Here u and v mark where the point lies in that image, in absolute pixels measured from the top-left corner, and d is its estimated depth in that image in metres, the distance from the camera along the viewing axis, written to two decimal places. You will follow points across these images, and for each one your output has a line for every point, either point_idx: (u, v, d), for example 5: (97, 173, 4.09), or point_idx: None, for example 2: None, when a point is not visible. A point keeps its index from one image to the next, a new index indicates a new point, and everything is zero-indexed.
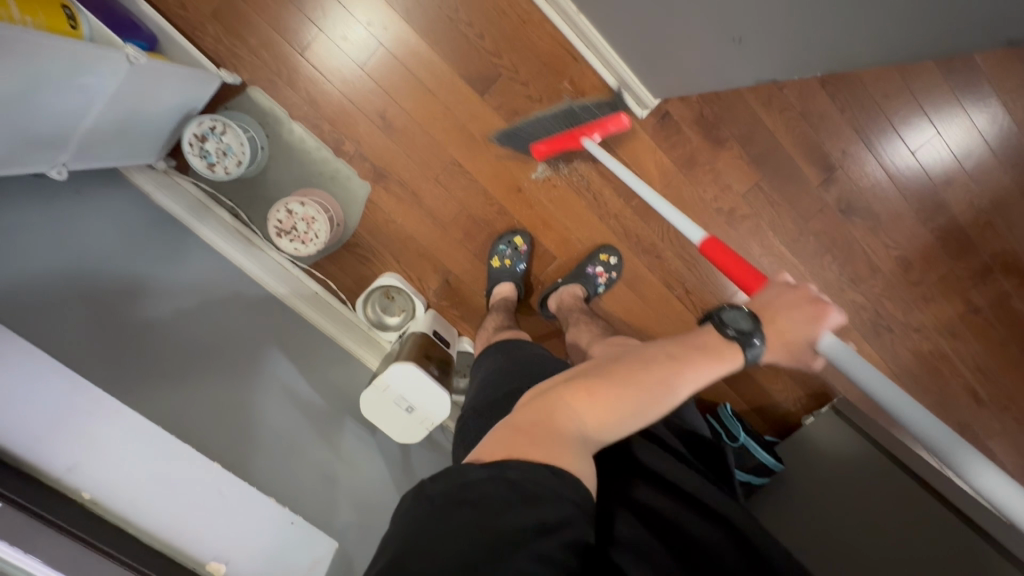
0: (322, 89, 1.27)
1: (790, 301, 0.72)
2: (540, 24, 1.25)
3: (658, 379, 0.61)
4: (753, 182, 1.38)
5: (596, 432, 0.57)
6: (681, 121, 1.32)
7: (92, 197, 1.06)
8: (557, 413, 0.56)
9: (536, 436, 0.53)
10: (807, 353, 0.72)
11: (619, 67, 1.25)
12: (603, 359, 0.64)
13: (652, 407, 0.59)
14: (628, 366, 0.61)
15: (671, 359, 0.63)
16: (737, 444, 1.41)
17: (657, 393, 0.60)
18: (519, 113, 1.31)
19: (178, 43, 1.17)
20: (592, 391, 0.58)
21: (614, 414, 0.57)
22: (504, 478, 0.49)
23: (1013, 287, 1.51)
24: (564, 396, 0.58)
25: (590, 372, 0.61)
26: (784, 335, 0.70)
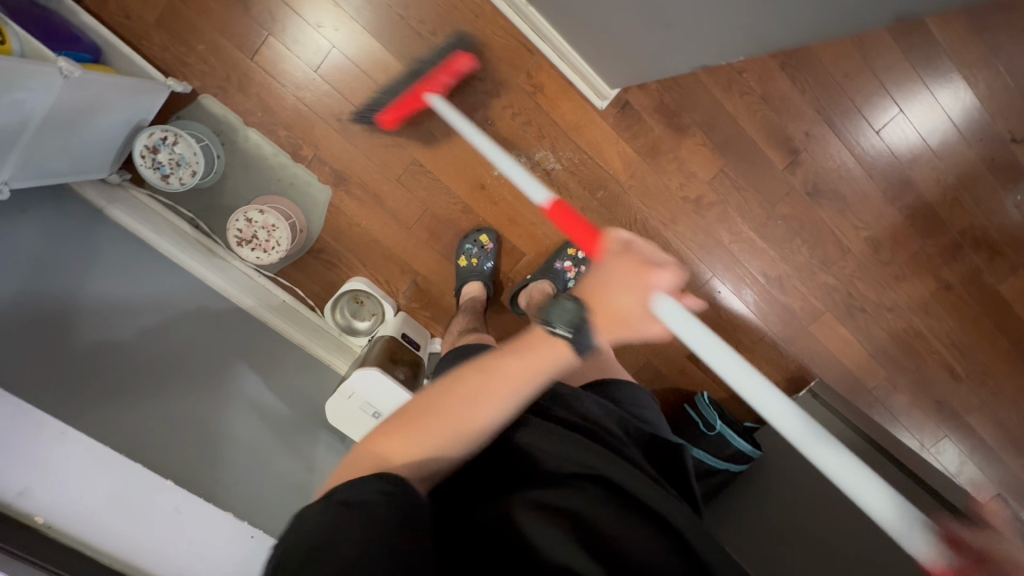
0: (275, 94, 1.25)
1: (623, 268, 0.70)
2: (493, 18, 1.23)
3: (474, 404, 0.64)
4: (717, 168, 1.37)
5: (410, 459, 0.60)
6: (641, 111, 1.31)
7: (37, 214, 1.03)
8: (380, 447, 0.60)
9: (354, 474, 0.58)
10: (647, 323, 0.68)
11: (574, 59, 1.24)
12: (429, 389, 0.66)
13: (460, 430, 0.63)
14: (442, 399, 0.64)
15: (486, 379, 0.65)
16: (714, 433, 1.41)
17: (468, 417, 0.63)
18: (478, 109, 1.29)
19: (122, 52, 1.14)
20: (408, 426, 0.61)
21: (425, 442, 0.61)
22: (332, 505, 0.51)
23: (985, 263, 1.51)
24: (377, 436, 0.62)
25: (409, 407, 0.64)
26: (614, 312, 0.67)
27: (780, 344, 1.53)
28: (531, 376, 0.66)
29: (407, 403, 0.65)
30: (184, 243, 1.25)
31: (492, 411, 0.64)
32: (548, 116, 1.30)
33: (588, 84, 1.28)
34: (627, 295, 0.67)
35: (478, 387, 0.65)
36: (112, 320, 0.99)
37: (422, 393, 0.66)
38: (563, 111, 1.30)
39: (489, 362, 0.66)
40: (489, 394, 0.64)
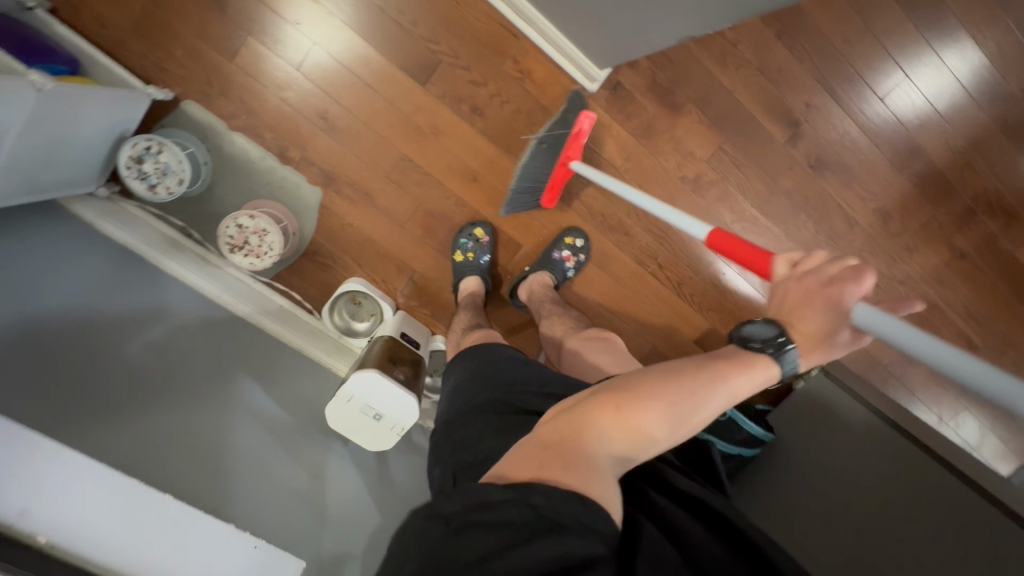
0: (258, 96, 1.22)
1: (807, 294, 0.65)
2: (475, 4, 1.20)
3: (685, 400, 0.56)
4: (716, 145, 1.33)
5: (619, 454, 0.54)
6: (633, 91, 1.27)
7: (23, 230, 1.00)
8: (584, 432, 0.53)
9: (565, 456, 0.51)
10: (839, 333, 0.63)
11: (559, 41, 1.20)
12: (654, 368, 0.60)
13: (664, 426, 0.55)
14: (652, 384, 0.57)
15: (713, 374, 0.59)
16: (725, 418, 1.36)
17: (675, 416, 0.56)
18: (465, 99, 1.26)
19: (101, 63, 1.12)
20: (619, 408, 0.55)
21: (636, 437, 0.54)
22: (528, 505, 0.45)
23: (1001, 229, 1.46)
24: (591, 414, 0.55)
25: (624, 386, 0.58)
26: (810, 332, 0.62)
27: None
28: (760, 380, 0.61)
29: (634, 379, 0.59)
30: (177, 251, 1.22)
31: (703, 411, 0.57)
32: (537, 103, 1.26)
33: (576, 66, 1.24)
34: (813, 315, 0.63)
35: (702, 379, 0.58)
36: (108, 336, 0.97)
37: (644, 372, 0.61)
38: (553, 96, 1.26)
39: (739, 357, 0.61)
40: (700, 391, 0.57)
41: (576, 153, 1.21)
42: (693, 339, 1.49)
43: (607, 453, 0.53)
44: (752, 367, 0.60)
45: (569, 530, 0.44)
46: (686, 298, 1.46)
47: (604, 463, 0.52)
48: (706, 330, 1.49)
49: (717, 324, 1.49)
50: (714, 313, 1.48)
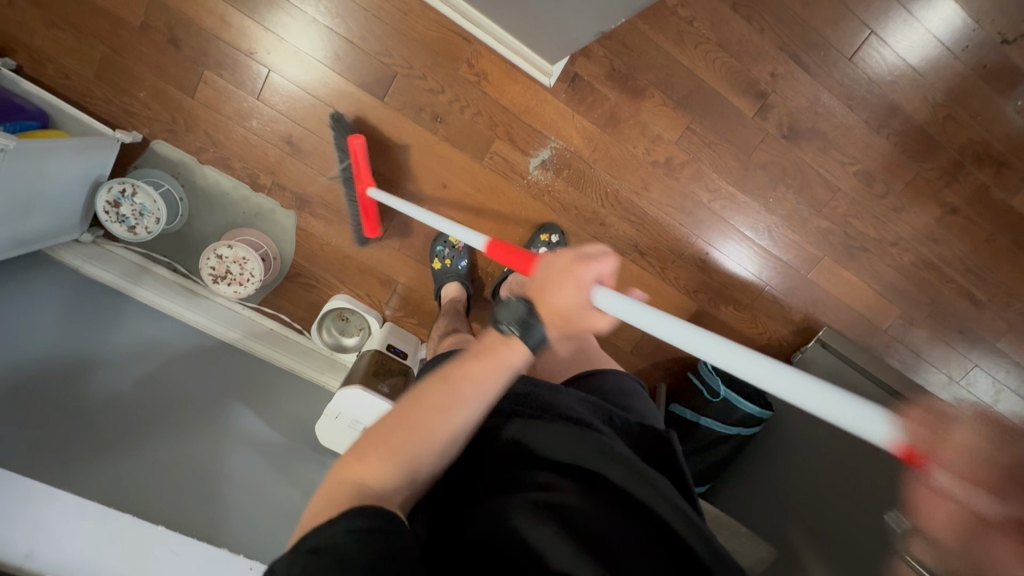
0: (222, 128, 1.25)
1: (561, 275, 0.65)
2: (422, 12, 1.20)
3: (446, 415, 0.59)
4: (683, 126, 1.31)
5: (391, 484, 0.54)
6: (593, 81, 1.26)
7: (13, 283, 1.05)
8: (353, 467, 0.54)
9: (334, 508, 0.51)
10: (584, 313, 0.65)
11: (511, 40, 1.20)
12: (411, 391, 0.62)
13: (426, 445, 0.57)
14: (413, 407, 0.60)
15: (462, 381, 0.61)
16: (720, 399, 1.35)
17: (434, 430, 0.58)
18: (425, 108, 1.26)
19: (69, 114, 1.16)
20: (387, 440, 0.56)
21: (400, 460, 0.56)
22: (302, 551, 0.46)
23: (992, 179, 1.41)
24: (351, 462, 0.55)
25: (388, 419, 0.59)
26: (560, 310, 0.65)
27: (779, 298, 1.47)
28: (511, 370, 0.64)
29: (400, 407, 0.60)
30: (162, 285, 1.25)
31: (460, 417, 0.59)
32: (497, 104, 1.26)
33: (531, 62, 1.23)
34: (567, 293, 0.64)
35: (453, 391, 0.60)
36: (100, 376, 1.00)
37: (409, 396, 0.62)
38: (512, 95, 1.26)
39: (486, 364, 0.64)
40: (459, 404, 0.59)
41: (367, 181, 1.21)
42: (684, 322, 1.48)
43: (378, 480, 0.54)
44: (496, 360, 0.63)
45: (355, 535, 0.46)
46: (671, 283, 1.45)
47: (378, 491, 0.53)
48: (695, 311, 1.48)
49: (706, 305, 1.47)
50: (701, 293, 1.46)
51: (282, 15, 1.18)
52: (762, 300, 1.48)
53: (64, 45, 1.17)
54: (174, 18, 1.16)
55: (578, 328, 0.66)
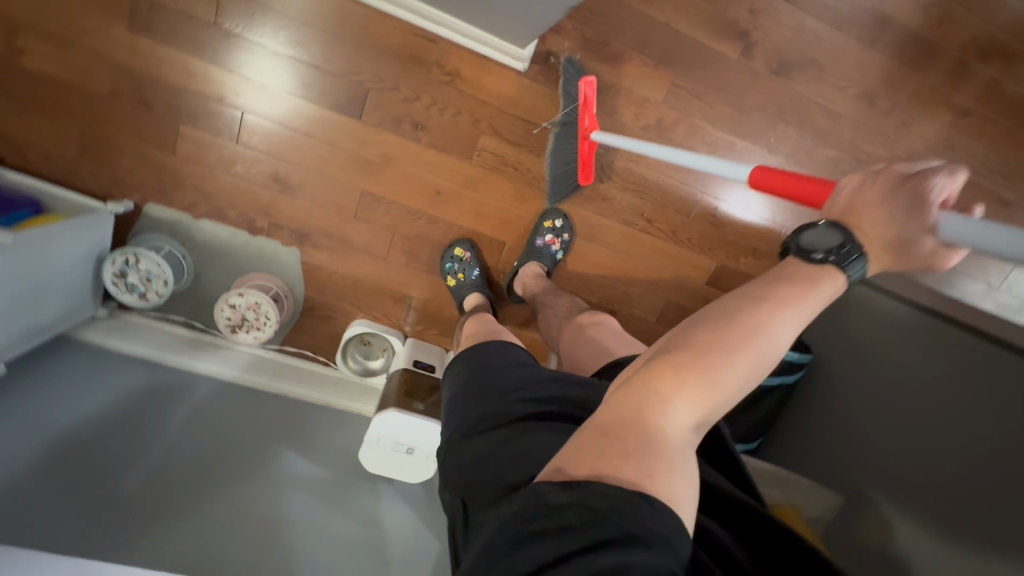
0: (209, 179, 1.24)
1: (886, 195, 0.54)
2: (382, 22, 1.17)
3: (750, 355, 0.50)
4: (668, 83, 1.26)
5: (690, 414, 0.48)
6: (567, 56, 1.22)
7: (43, 373, 1.06)
8: (651, 405, 0.48)
9: (626, 444, 0.46)
10: (925, 242, 0.53)
11: (477, 33, 1.17)
12: (741, 299, 0.52)
13: (742, 371, 0.49)
14: (716, 331, 0.50)
15: (769, 307, 0.51)
16: None
17: (732, 374, 0.49)
18: (405, 117, 1.24)
19: (57, 195, 1.15)
20: (677, 371, 0.49)
21: (703, 390, 0.48)
22: (585, 507, 0.44)
23: (1001, 72, 1.34)
24: (648, 383, 0.49)
25: (696, 345, 0.50)
26: (884, 243, 0.53)
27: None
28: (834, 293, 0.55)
29: (695, 333, 0.51)
30: (184, 344, 1.25)
31: (760, 361, 0.50)
32: (475, 99, 1.23)
33: (501, 50, 1.20)
34: (886, 219, 0.53)
35: (768, 321, 0.50)
36: (140, 442, 1.01)
37: (707, 315, 0.52)
38: (488, 88, 1.23)
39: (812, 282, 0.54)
40: (768, 343, 0.50)
41: (592, 124, 1.21)
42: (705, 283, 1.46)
43: (671, 424, 0.48)
44: (819, 285, 0.52)
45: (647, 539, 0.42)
46: (684, 245, 1.42)
47: (672, 437, 0.47)
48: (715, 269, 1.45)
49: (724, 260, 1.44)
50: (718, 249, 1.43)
51: (245, 54, 1.16)
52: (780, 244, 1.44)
53: (37, 128, 1.16)
54: (138, 79, 1.15)
55: (912, 262, 0.54)
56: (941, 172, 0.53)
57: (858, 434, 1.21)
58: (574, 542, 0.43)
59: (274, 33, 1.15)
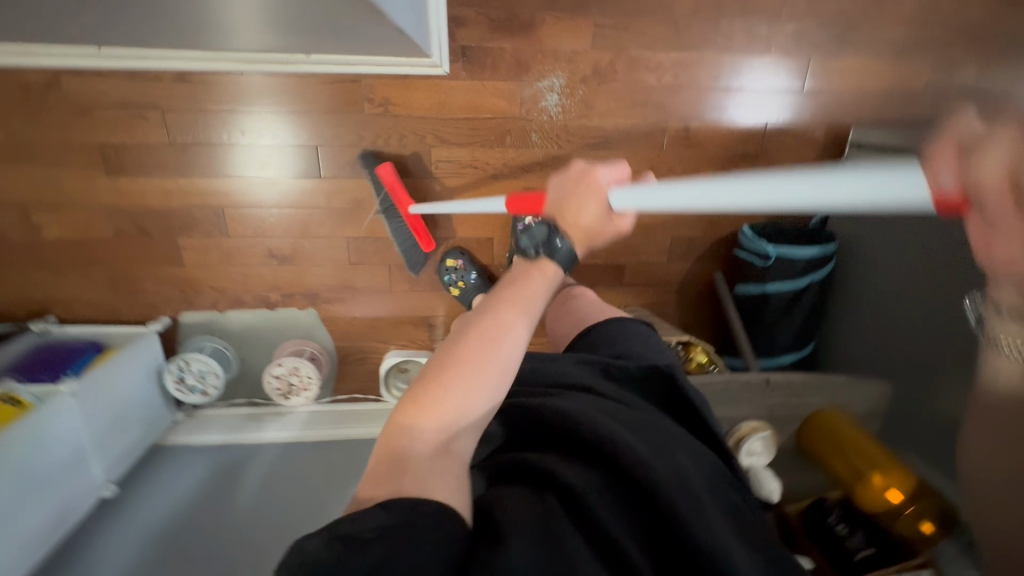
0: (220, 276, 1.37)
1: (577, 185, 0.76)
2: (306, 83, 1.23)
3: (481, 377, 0.56)
4: (591, 28, 1.22)
5: (442, 430, 0.53)
6: (483, 44, 1.22)
7: (147, 483, 1.25)
8: (396, 434, 0.52)
9: (383, 472, 0.50)
10: (604, 218, 0.74)
11: (389, 59, 1.20)
12: (469, 330, 0.59)
13: (486, 371, 0.56)
14: (447, 352, 0.57)
15: (488, 333, 0.58)
16: (772, 261, 1.29)
17: (470, 395, 0.55)
18: (358, 159, 1.30)
19: (110, 332, 1.32)
20: (423, 398, 0.54)
21: (446, 406, 0.53)
22: (336, 537, 0.42)
23: None
24: (396, 418, 0.53)
25: (433, 379, 0.55)
26: (579, 226, 0.73)
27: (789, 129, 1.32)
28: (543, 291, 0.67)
29: (435, 366, 0.56)
30: (251, 421, 1.39)
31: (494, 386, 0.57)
32: (413, 118, 1.27)
33: (417, 64, 1.21)
34: (587, 209, 0.73)
35: (492, 342, 0.58)
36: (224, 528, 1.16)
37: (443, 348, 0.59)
38: (420, 102, 1.26)
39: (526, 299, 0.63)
40: (497, 365, 0.57)
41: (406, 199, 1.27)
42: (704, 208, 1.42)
43: (417, 462, 0.50)
44: (531, 280, 0.66)
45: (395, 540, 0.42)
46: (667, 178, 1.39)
47: (423, 466, 0.50)
48: None
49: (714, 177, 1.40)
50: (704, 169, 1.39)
51: (204, 159, 1.26)
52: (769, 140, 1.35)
53: (72, 284, 1.33)
54: (132, 214, 1.29)
55: (601, 238, 0.75)
56: (608, 166, 0.75)
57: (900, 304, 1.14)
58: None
59: (221, 130, 1.24)
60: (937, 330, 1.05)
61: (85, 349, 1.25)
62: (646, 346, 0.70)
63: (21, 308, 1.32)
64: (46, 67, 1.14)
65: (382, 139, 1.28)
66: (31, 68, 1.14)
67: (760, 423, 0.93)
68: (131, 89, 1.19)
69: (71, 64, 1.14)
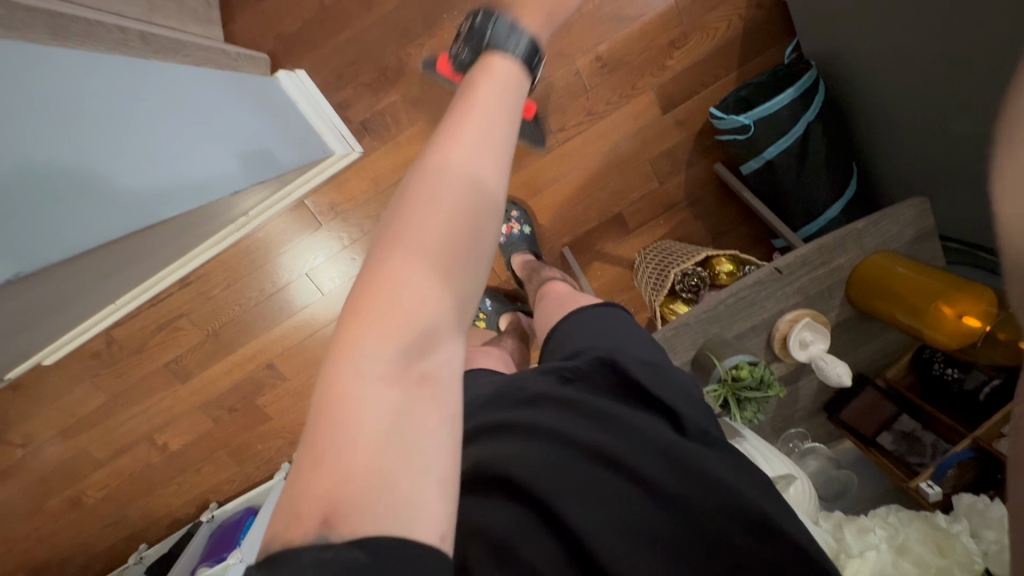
0: (300, 413, 1.51)
1: None
2: (268, 230, 1.38)
3: (439, 266, 0.40)
4: (450, 33, 1.24)
5: (402, 358, 0.39)
6: (374, 109, 1.27)
7: None
8: (343, 375, 0.38)
9: (330, 448, 0.37)
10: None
11: (313, 172, 1.31)
12: (412, 186, 0.41)
13: (456, 233, 0.40)
14: (397, 230, 0.40)
15: (434, 193, 0.40)
16: (754, 128, 1.16)
17: (428, 301, 0.39)
18: (342, 261, 1.40)
19: (253, 495, 1.50)
20: (371, 312, 0.39)
21: (405, 318, 0.39)
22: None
23: None
24: (340, 354, 0.39)
25: (382, 277, 0.39)
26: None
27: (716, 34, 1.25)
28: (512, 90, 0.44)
29: (378, 262, 0.40)
30: None
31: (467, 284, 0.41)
32: (360, 201, 1.34)
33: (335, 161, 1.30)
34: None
35: (444, 221, 0.40)
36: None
37: (387, 213, 0.41)
38: (357, 185, 1.33)
39: (486, 114, 0.41)
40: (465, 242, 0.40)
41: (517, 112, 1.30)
42: (663, 115, 1.34)
43: (374, 427, 0.37)
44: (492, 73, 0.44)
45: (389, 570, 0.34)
46: (608, 111, 1.33)
47: (391, 428, 0.38)
48: (656, 95, 1.32)
49: (652, 82, 1.32)
50: (638, 80, 1.31)
51: (236, 332, 1.45)
52: (676, 18, 1.28)
53: (206, 476, 1.57)
54: (214, 402, 1.50)
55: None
56: None
57: (930, 81, 0.96)
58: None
59: (235, 302, 1.43)
60: (975, 84, 0.88)
61: (244, 515, 1.46)
62: (599, 338, 0.67)
63: (183, 512, 1.59)
64: (99, 333, 1.42)
65: (349, 233, 1.37)
66: (92, 338, 1.42)
67: (799, 310, 0.83)
68: (161, 310, 1.42)
69: (113, 320, 1.41)
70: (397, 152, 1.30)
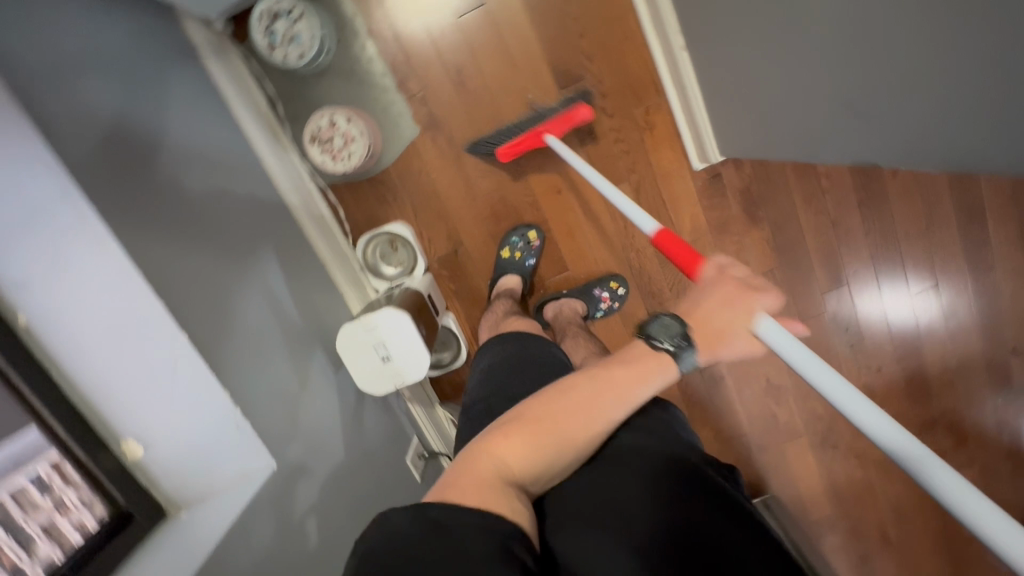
0: (407, 19, 1.25)
1: (725, 292, 0.73)
2: (639, 46, 1.24)
3: (573, 436, 0.61)
4: (769, 267, 1.42)
5: (521, 475, 0.58)
6: (728, 187, 1.36)
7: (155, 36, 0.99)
8: (482, 457, 0.57)
9: (477, 493, 0.52)
10: (736, 339, 0.71)
11: (700, 116, 1.24)
12: (566, 393, 0.64)
13: (588, 435, 0.62)
14: (550, 399, 0.63)
15: (597, 416, 0.63)
16: None
17: (554, 454, 0.60)
18: (588, 119, 1.29)
19: None
20: (539, 439, 0.60)
21: (537, 454, 0.59)
22: (426, 517, 0.49)
23: (947, 446, 1.56)
24: (487, 446, 0.59)
25: (541, 413, 0.62)
26: (712, 326, 0.71)
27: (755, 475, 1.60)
28: (642, 394, 0.67)
29: (536, 408, 0.63)
30: (263, 128, 1.23)
31: (589, 444, 0.62)
32: (645, 156, 1.32)
33: (696, 144, 1.29)
34: (723, 313, 0.71)
35: (595, 412, 0.63)
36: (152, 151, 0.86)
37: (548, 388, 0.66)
38: (662, 156, 1.32)
39: (627, 383, 0.66)
40: (587, 422, 0.63)
41: (554, 130, 1.19)
42: None
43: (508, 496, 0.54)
44: (648, 363, 0.68)
45: (492, 532, 0.48)
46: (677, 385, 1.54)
47: (505, 485, 0.55)
48: None
49: (693, 420, 1.56)
50: (695, 409, 1.56)
51: None
52: (738, 442, 1.56)
53: None
54: None
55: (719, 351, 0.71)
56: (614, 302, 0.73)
57: None
58: (441, 551, 0.45)
59: None
60: None
61: None
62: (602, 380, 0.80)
63: None
64: None
65: (616, 132, 1.30)
66: None
67: None
68: None
69: None
70: (687, 199, 1.36)
